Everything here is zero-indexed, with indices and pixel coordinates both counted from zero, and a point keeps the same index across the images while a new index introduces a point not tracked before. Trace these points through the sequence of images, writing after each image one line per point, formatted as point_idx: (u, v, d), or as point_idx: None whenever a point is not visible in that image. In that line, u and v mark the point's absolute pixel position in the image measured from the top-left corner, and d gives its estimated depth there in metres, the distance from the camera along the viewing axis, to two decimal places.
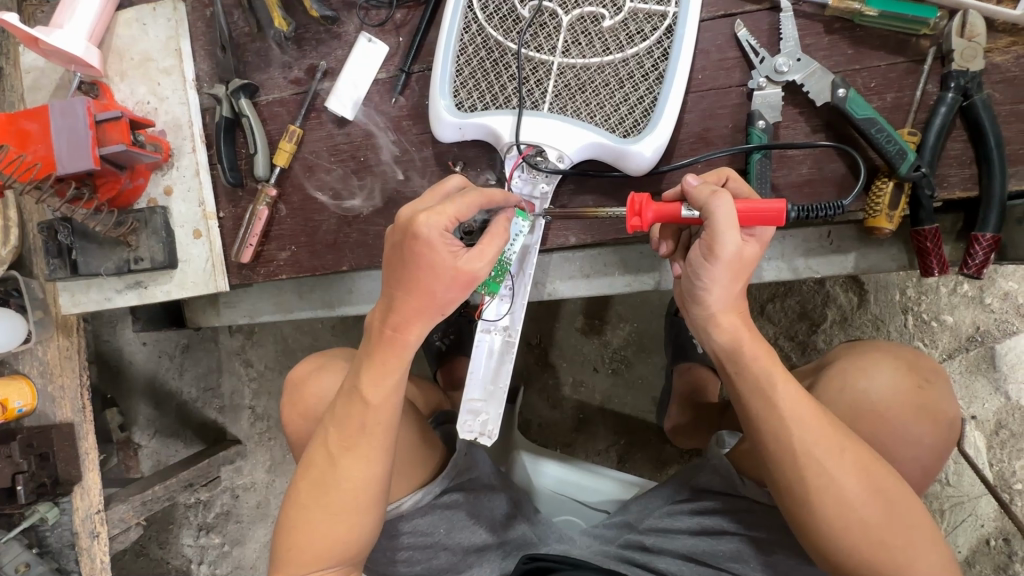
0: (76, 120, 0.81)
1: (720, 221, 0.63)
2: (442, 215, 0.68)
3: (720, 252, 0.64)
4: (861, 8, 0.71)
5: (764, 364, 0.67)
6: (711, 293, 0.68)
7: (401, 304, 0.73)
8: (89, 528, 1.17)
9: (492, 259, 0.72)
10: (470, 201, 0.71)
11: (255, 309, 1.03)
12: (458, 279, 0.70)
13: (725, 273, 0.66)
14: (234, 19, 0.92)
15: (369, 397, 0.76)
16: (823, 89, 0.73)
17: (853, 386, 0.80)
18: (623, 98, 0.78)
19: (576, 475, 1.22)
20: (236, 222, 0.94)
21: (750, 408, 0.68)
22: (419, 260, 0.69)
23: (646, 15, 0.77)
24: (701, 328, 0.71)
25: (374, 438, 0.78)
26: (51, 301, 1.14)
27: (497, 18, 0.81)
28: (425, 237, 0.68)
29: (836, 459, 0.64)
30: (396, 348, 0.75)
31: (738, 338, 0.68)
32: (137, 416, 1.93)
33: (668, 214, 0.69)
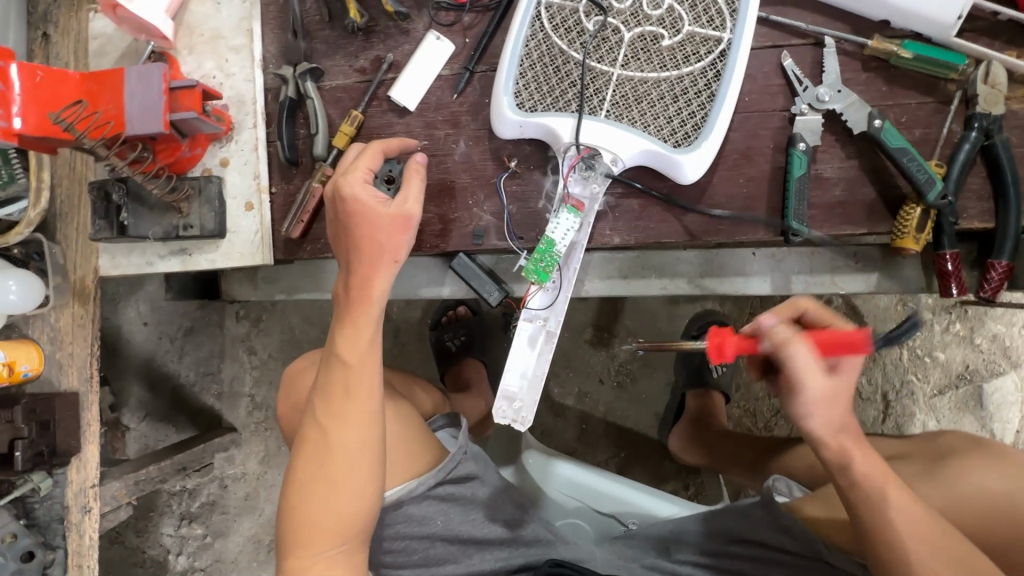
0: (152, 86, 0.84)
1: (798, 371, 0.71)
2: (357, 171, 0.77)
3: (804, 392, 0.72)
4: (898, 51, 0.79)
5: (877, 477, 0.73)
6: (809, 421, 0.74)
7: (356, 261, 0.77)
8: (82, 503, 1.12)
9: (417, 198, 0.78)
10: (375, 153, 0.80)
11: (294, 286, 1.04)
12: (393, 220, 0.76)
13: (819, 406, 0.73)
14: (307, 6, 0.96)
15: (346, 357, 0.78)
16: (860, 119, 0.80)
17: (976, 484, 0.84)
18: (676, 111, 0.83)
19: (589, 478, 1.25)
20: (286, 199, 0.96)
21: (861, 518, 0.74)
22: (353, 219, 0.76)
23: (702, 38, 0.83)
24: (807, 442, 0.77)
25: (355, 400, 0.78)
26: (71, 266, 1.11)
27: (562, 28, 0.86)
28: (349, 196, 0.75)
29: (945, 570, 0.71)
30: (366, 304, 0.78)
31: (849, 454, 0.74)
32: (128, 397, 1.83)
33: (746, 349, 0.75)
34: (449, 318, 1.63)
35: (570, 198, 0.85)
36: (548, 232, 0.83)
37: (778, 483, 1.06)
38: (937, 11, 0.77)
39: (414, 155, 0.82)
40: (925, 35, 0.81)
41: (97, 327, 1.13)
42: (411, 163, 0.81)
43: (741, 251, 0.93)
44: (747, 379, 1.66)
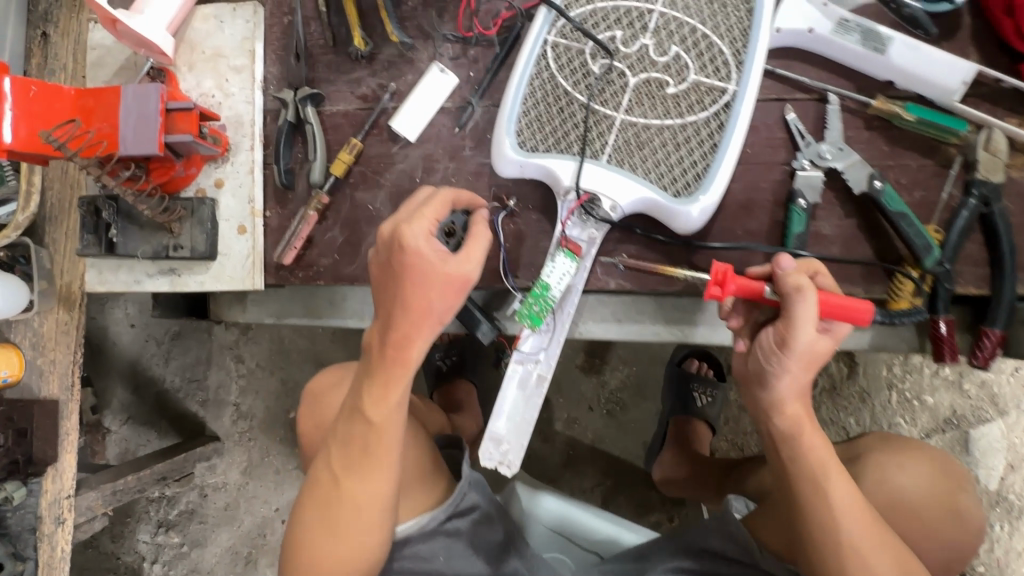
0: (148, 106, 0.82)
1: (801, 315, 0.73)
2: (422, 222, 0.76)
3: (794, 341, 0.75)
4: (900, 113, 0.79)
5: (820, 455, 0.79)
6: (781, 381, 0.78)
7: (400, 320, 0.76)
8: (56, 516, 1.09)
9: (477, 259, 0.77)
10: (442, 202, 0.78)
11: (283, 311, 1.02)
12: (450, 282, 0.75)
13: (797, 362, 0.76)
14: (311, 30, 0.95)
15: (371, 415, 0.80)
16: (860, 179, 0.80)
17: (889, 479, 0.97)
18: (678, 160, 0.83)
19: (570, 511, 1.24)
20: (280, 223, 0.95)
21: (802, 491, 0.78)
22: (410, 271, 0.75)
23: (707, 88, 0.83)
24: (764, 412, 0.82)
25: (375, 457, 0.82)
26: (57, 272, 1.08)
27: (568, 69, 0.86)
28: (412, 246, 0.74)
29: (877, 549, 0.75)
30: (400, 366, 0.78)
31: (799, 426, 0.80)
32: (111, 399, 1.87)
33: (750, 290, 0.78)
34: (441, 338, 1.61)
35: (567, 241, 0.84)
36: (543, 276, 0.83)
37: (737, 499, 1.07)
38: (941, 76, 0.77)
39: (477, 209, 0.82)
40: (929, 98, 0.80)
41: (82, 333, 1.09)
42: (476, 214, 0.80)
43: None
44: (736, 412, 1.66)
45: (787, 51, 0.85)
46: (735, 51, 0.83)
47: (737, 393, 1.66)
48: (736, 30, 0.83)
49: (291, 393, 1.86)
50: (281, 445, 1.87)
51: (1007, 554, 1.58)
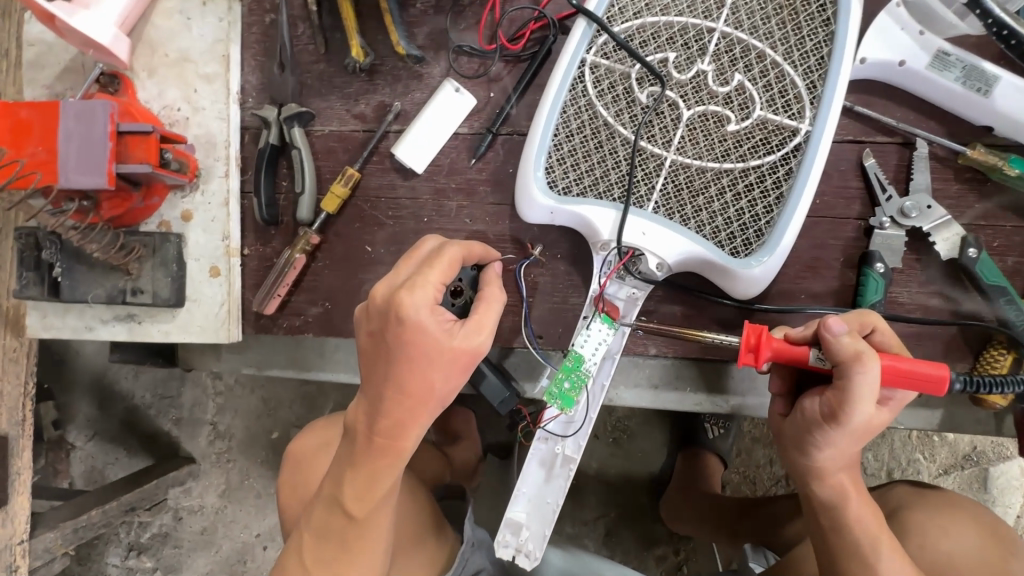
0: (96, 128, 0.67)
1: (855, 392, 0.55)
2: (426, 288, 0.58)
3: (846, 420, 0.57)
4: (1002, 166, 0.67)
5: (869, 527, 0.63)
6: (823, 452, 0.62)
7: (394, 404, 0.61)
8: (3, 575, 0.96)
9: (492, 329, 0.62)
10: (450, 261, 0.61)
11: (265, 362, 0.89)
12: (457, 361, 0.60)
13: (847, 438, 0.59)
14: (298, 32, 0.79)
15: (354, 510, 0.64)
16: (951, 244, 0.68)
17: (936, 547, 0.71)
18: (737, 211, 0.70)
19: (580, 565, 1.12)
20: (262, 263, 0.81)
21: (847, 571, 0.63)
22: (407, 350, 0.58)
23: (775, 127, 0.69)
24: (804, 478, 0.66)
25: (360, 559, 0.65)
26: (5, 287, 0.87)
27: (609, 96, 0.72)
28: (411, 321, 0.57)
29: None
30: (392, 455, 0.63)
31: (845, 495, 0.64)
32: (74, 413, 1.71)
33: (788, 355, 0.60)
34: None
35: (604, 303, 0.72)
36: (575, 346, 0.71)
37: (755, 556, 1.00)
38: None
39: (491, 262, 0.66)
40: None
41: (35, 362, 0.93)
42: (489, 270, 0.65)
43: None
44: (749, 444, 1.52)
45: (867, 84, 0.72)
46: (810, 84, 0.69)
47: (750, 424, 1.52)
48: (812, 58, 0.69)
49: (273, 412, 1.71)
50: (262, 467, 1.72)
51: None
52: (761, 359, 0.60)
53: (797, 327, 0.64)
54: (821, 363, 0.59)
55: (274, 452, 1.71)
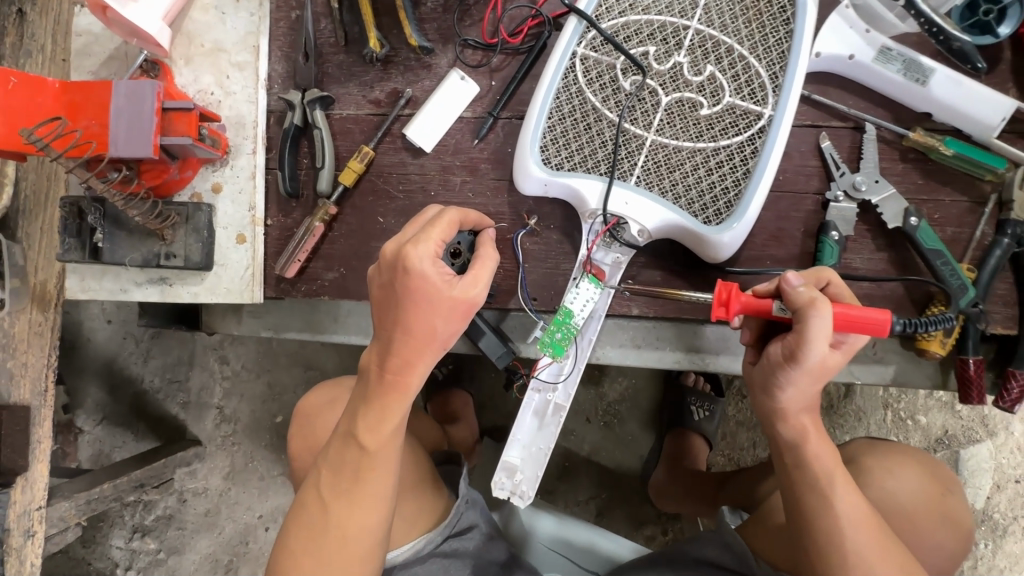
0: (143, 105, 0.75)
1: (808, 334, 0.63)
2: (427, 242, 0.67)
3: (803, 359, 0.65)
4: (938, 145, 0.77)
5: (827, 464, 0.70)
6: (786, 392, 0.69)
7: (400, 345, 0.69)
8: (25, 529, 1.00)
9: (487, 282, 0.70)
10: (450, 223, 0.70)
11: (282, 324, 1.01)
12: (457, 308, 0.68)
13: (804, 377, 0.67)
14: (321, 27, 0.89)
15: (366, 442, 0.72)
16: (896, 214, 0.78)
17: (880, 484, 0.84)
18: (710, 185, 0.79)
19: (570, 532, 1.16)
20: (282, 233, 0.89)
21: (807, 503, 0.70)
22: (412, 296, 0.67)
23: (742, 111, 0.79)
24: (769, 418, 0.74)
25: (369, 486, 0.73)
26: (32, 269, 0.98)
27: (597, 84, 0.81)
28: (417, 271, 0.66)
29: (883, 560, 0.66)
30: (399, 391, 0.71)
31: (806, 434, 0.71)
32: (85, 398, 1.64)
33: (755, 308, 0.69)
34: None
35: (592, 266, 0.81)
36: (566, 303, 0.80)
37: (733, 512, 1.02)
38: (981, 112, 0.75)
39: (485, 229, 0.76)
40: (967, 133, 0.78)
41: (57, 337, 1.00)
42: (484, 235, 0.75)
43: None
44: (733, 428, 1.56)
45: (823, 77, 0.82)
46: (773, 74, 0.78)
47: (734, 409, 1.56)
48: (774, 52, 0.78)
49: (279, 397, 1.65)
50: (266, 450, 1.66)
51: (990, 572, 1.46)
52: (730, 311, 0.69)
53: (765, 284, 0.72)
54: (781, 313, 0.68)
55: (277, 436, 1.66)
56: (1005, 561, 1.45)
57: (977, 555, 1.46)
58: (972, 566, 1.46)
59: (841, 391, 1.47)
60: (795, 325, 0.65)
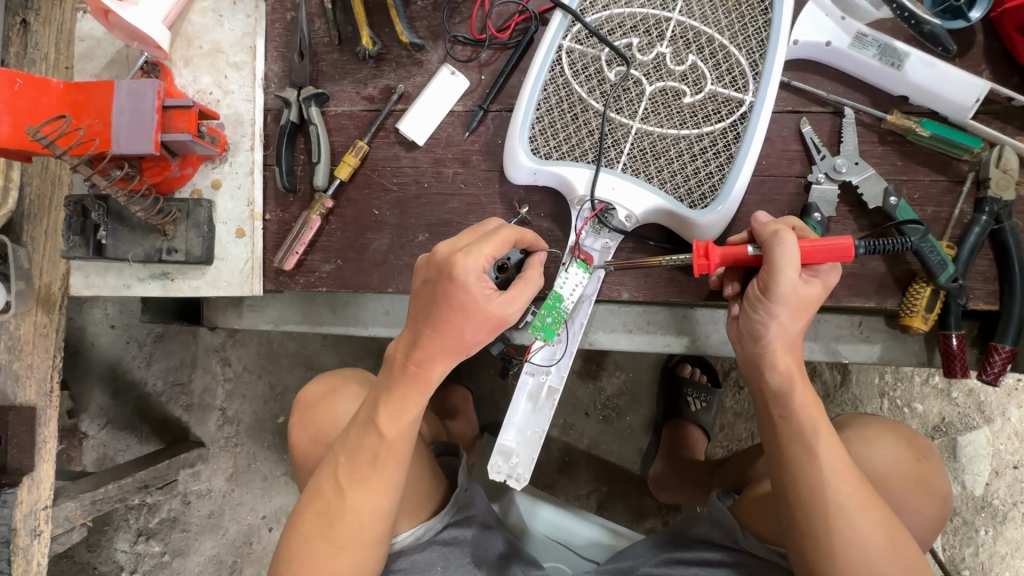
0: (144, 103, 0.78)
1: (780, 261, 0.68)
2: (478, 257, 0.67)
3: (777, 290, 0.69)
4: (915, 127, 0.79)
5: (812, 416, 0.72)
6: (770, 329, 0.72)
7: (430, 343, 0.71)
8: (32, 527, 1.01)
9: (522, 306, 0.71)
10: (503, 239, 0.70)
11: (282, 317, 1.05)
12: (488, 322, 0.69)
13: (784, 311, 0.70)
14: (316, 28, 0.92)
15: (386, 431, 0.74)
16: (876, 194, 0.80)
17: (862, 452, 0.87)
18: (694, 170, 0.82)
19: (570, 523, 1.17)
20: (280, 227, 0.92)
21: (791, 454, 0.72)
22: (451, 302, 0.68)
23: (724, 99, 0.81)
24: (756, 366, 0.75)
25: (384, 474, 0.75)
26: (37, 271, 1.00)
27: (583, 76, 0.84)
28: (461, 281, 0.66)
29: (864, 512, 0.68)
30: (420, 383, 0.73)
31: (792, 383, 0.73)
32: (89, 402, 1.65)
33: (733, 255, 0.73)
34: None
35: (580, 251, 0.84)
36: (556, 287, 0.82)
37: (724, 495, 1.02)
38: (955, 94, 0.78)
39: (537, 252, 0.77)
40: (941, 115, 0.81)
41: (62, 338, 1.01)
42: (534, 257, 0.76)
43: None
44: (732, 419, 1.58)
45: (802, 63, 0.85)
46: (753, 62, 0.81)
47: (732, 400, 1.58)
48: (754, 41, 0.81)
49: (280, 397, 1.67)
50: (269, 450, 1.67)
51: (992, 558, 1.45)
52: (711, 260, 0.72)
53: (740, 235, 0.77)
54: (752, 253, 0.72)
55: (280, 436, 1.67)
56: (1007, 547, 1.45)
57: (978, 541, 1.46)
58: (974, 553, 1.46)
59: (837, 378, 1.47)
60: (767, 255, 0.69)
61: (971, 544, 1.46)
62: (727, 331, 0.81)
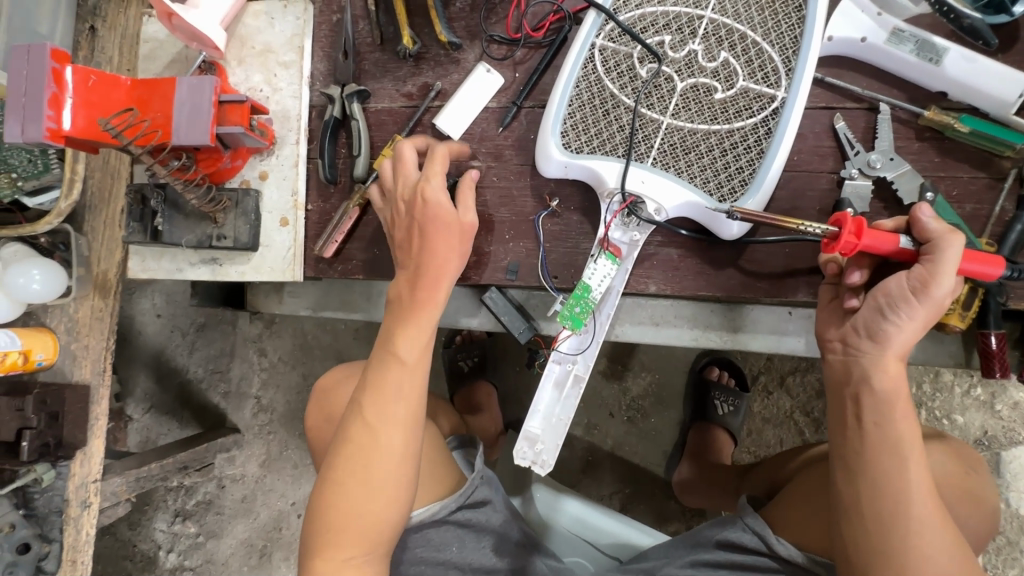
0: (202, 98, 0.83)
1: (950, 261, 0.66)
2: (433, 176, 0.81)
3: (933, 292, 0.66)
4: (954, 123, 0.78)
5: (904, 426, 0.70)
6: (900, 328, 0.69)
7: (422, 267, 0.80)
8: (82, 498, 1.08)
9: (473, 206, 0.84)
10: (444, 158, 0.83)
11: (320, 303, 1.10)
12: (461, 227, 0.81)
13: (924, 312, 0.68)
14: (360, 29, 0.97)
15: (404, 354, 0.80)
16: (911, 190, 0.80)
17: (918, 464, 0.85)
18: (724, 165, 0.83)
19: (592, 517, 1.18)
20: (321, 217, 0.97)
21: (876, 463, 0.70)
22: (427, 221, 0.80)
23: (755, 94, 0.82)
24: (866, 369, 0.72)
25: (408, 403, 0.80)
26: (95, 259, 1.07)
27: (615, 72, 0.86)
28: (428, 198, 0.80)
29: (939, 531, 0.67)
30: (427, 307, 0.81)
31: (897, 393, 0.70)
32: (134, 387, 1.68)
33: (884, 245, 0.69)
34: (460, 338, 1.54)
35: (609, 244, 0.86)
36: (584, 278, 0.84)
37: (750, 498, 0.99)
38: (996, 88, 0.77)
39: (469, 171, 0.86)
40: (982, 111, 0.79)
41: (114, 321, 1.09)
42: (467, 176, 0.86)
43: (777, 309, 0.95)
44: (760, 425, 1.55)
45: (836, 60, 0.85)
46: (785, 58, 0.81)
47: (760, 405, 1.55)
48: (787, 37, 0.81)
49: (313, 388, 1.74)
50: (300, 439, 1.73)
51: None
52: (860, 241, 0.68)
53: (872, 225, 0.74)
54: (910, 248, 0.70)
55: None
56: None
57: None
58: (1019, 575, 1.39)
59: None
60: (933, 254, 0.67)
61: (1015, 565, 1.40)
62: (830, 327, 0.77)
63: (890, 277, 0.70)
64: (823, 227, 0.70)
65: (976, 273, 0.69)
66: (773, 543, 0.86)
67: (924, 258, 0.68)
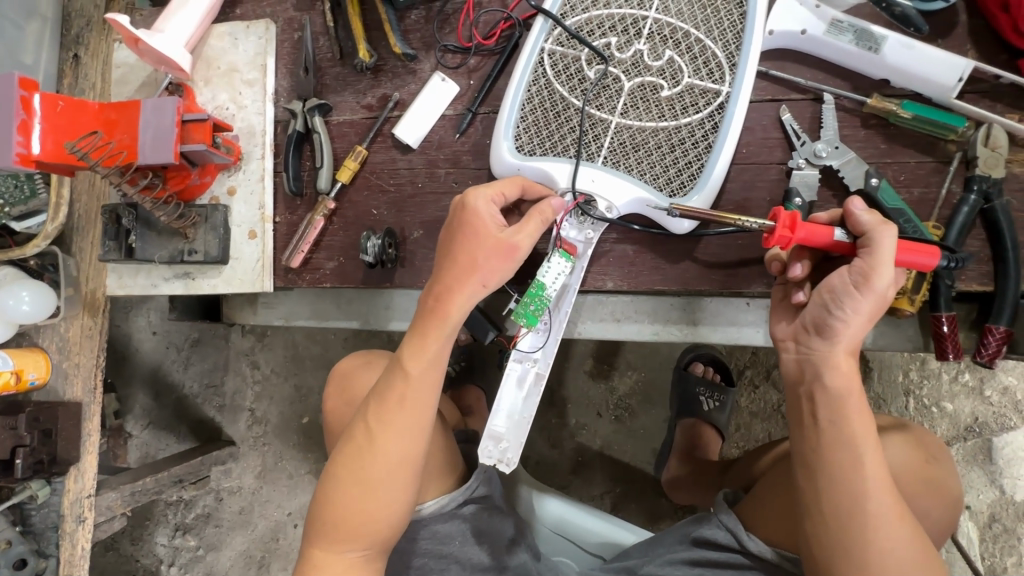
0: (165, 118, 0.87)
1: (885, 252, 0.67)
2: (488, 189, 0.79)
3: (875, 283, 0.67)
4: (896, 110, 0.79)
5: (857, 422, 0.70)
6: (846, 321, 0.70)
7: (447, 272, 0.78)
8: (77, 513, 1.10)
9: (530, 235, 0.78)
10: (514, 182, 0.82)
11: (293, 313, 1.12)
12: (498, 245, 0.77)
13: (868, 304, 0.68)
14: (320, 45, 1.00)
15: (410, 368, 0.79)
16: (857, 177, 0.81)
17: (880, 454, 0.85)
18: (673, 161, 0.84)
19: (578, 517, 1.17)
20: (289, 228, 0.99)
21: (830, 459, 0.70)
22: (465, 227, 0.78)
23: (701, 91, 0.83)
24: (815, 365, 0.73)
25: (408, 415, 0.79)
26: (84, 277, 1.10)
27: (564, 75, 0.88)
28: (472, 206, 0.78)
29: (897, 523, 0.68)
30: (438, 321, 0.79)
31: (847, 391, 0.71)
32: (133, 404, 1.75)
33: (820, 238, 0.70)
34: None
35: (563, 242, 0.86)
36: (538, 276, 0.85)
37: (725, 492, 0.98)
38: (935, 73, 0.78)
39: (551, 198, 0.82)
40: (925, 96, 0.80)
41: (103, 339, 1.11)
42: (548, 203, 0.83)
43: (735, 300, 0.96)
44: (747, 419, 1.55)
45: (780, 53, 0.86)
46: (729, 54, 0.83)
47: (747, 400, 1.55)
48: (729, 34, 0.83)
49: (305, 398, 1.76)
50: (294, 450, 1.75)
51: None
52: (795, 233, 0.69)
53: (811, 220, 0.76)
54: (848, 240, 0.71)
55: (305, 436, 1.75)
56: None
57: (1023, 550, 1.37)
58: (1018, 563, 1.36)
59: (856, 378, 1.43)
60: (868, 246, 0.68)
61: (1013, 553, 1.37)
62: (781, 324, 0.78)
63: (834, 272, 0.71)
64: (760, 222, 0.72)
65: (920, 265, 0.69)
66: (744, 540, 0.86)
67: (862, 250, 0.69)
